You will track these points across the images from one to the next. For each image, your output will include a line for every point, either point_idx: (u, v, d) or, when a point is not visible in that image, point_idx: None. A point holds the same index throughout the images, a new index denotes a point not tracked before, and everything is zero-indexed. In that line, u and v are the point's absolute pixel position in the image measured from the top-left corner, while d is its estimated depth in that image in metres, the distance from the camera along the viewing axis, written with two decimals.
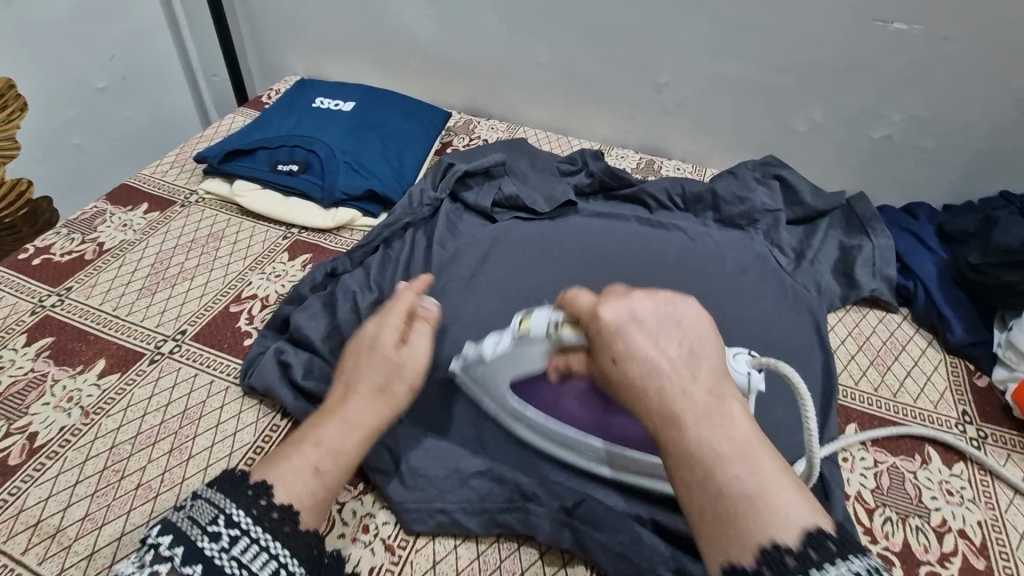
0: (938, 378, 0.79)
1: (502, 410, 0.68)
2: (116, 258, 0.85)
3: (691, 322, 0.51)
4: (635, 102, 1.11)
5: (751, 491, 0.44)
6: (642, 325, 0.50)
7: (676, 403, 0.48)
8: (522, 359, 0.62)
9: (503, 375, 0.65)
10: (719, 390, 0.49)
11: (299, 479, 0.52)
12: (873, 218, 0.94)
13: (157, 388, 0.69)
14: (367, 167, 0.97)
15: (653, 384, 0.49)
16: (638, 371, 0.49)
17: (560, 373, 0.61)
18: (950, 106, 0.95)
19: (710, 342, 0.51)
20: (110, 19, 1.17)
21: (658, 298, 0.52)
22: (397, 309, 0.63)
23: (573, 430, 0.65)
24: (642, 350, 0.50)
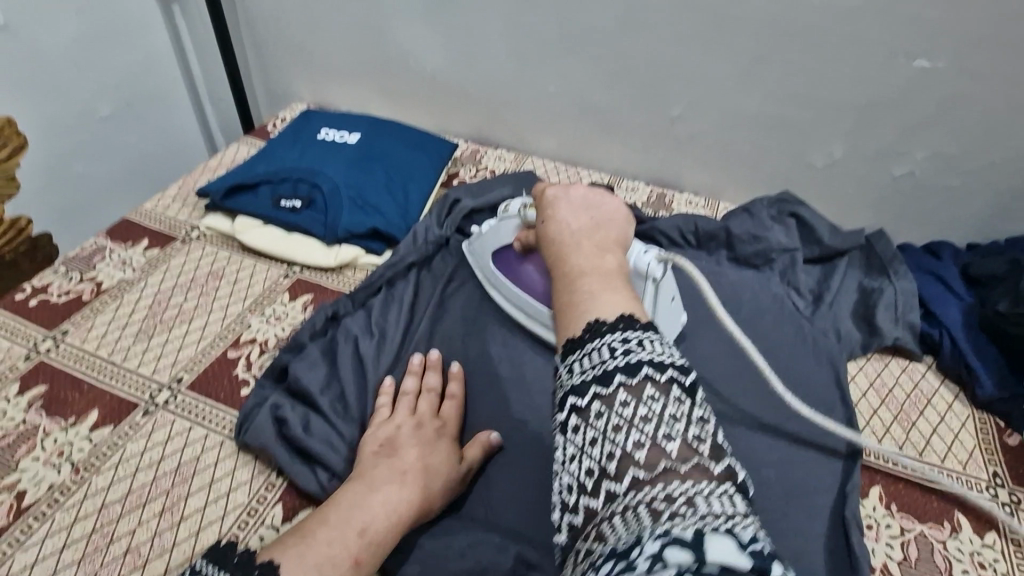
0: (966, 435, 0.75)
1: (486, 280, 0.83)
2: (113, 298, 0.83)
3: (607, 210, 0.65)
4: (647, 134, 1.08)
5: (596, 289, 0.52)
6: (567, 203, 0.65)
7: (568, 239, 0.60)
8: (500, 232, 0.80)
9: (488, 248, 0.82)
10: (605, 243, 0.60)
11: (338, 570, 0.50)
12: (894, 259, 0.90)
13: (150, 442, 0.67)
14: (372, 203, 0.95)
15: (559, 231, 0.62)
16: (554, 229, 0.63)
17: (522, 244, 0.76)
18: (976, 144, 0.91)
19: (619, 226, 0.64)
20: (116, 48, 1.17)
21: (591, 192, 0.67)
22: (452, 427, 0.68)
23: (527, 296, 0.77)
24: (561, 214, 0.64)
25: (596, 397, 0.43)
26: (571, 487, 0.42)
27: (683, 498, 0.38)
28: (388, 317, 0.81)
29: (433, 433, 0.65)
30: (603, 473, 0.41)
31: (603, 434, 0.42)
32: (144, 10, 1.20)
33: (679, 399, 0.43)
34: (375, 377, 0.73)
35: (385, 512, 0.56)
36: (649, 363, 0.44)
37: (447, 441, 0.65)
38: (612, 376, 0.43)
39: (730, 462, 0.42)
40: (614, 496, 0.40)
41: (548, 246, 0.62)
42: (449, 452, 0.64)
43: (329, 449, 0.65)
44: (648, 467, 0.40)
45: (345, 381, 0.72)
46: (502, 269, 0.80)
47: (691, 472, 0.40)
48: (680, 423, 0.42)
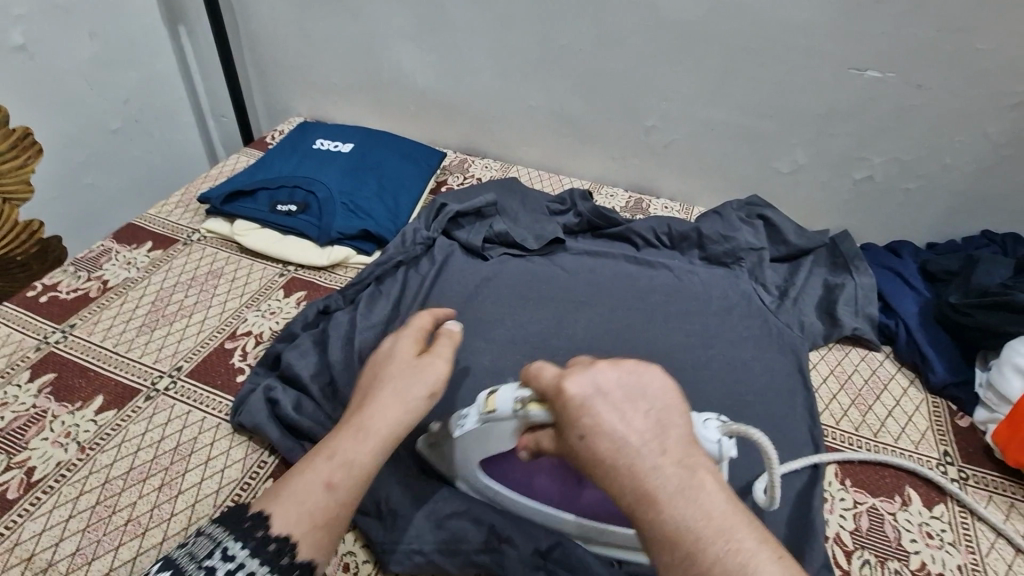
0: (919, 418, 0.80)
1: (475, 490, 0.67)
2: (118, 295, 0.88)
3: (656, 393, 0.50)
4: (625, 143, 1.15)
5: (741, 571, 0.41)
6: (608, 396, 0.49)
7: (649, 478, 0.45)
8: (494, 439, 0.61)
9: (474, 453, 0.64)
10: (689, 461, 0.46)
11: (311, 496, 0.54)
12: (856, 256, 0.96)
13: (150, 424, 0.72)
14: (363, 207, 1.01)
15: (625, 458, 0.46)
16: (615, 455, 0.47)
17: (530, 452, 0.59)
18: (928, 149, 0.97)
19: (680, 415, 0.50)
20: (125, 67, 1.24)
21: (623, 367, 0.51)
22: (417, 327, 0.66)
23: (542, 505, 0.65)
24: (610, 423, 0.48)
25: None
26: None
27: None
28: (377, 310, 0.86)
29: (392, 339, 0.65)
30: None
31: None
32: (151, 31, 1.28)
33: None
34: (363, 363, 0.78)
35: (349, 436, 0.57)
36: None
37: (406, 343, 0.64)
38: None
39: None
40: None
41: (611, 480, 0.47)
42: (401, 350, 0.63)
43: (318, 427, 0.70)
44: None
45: (334, 366, 0.77)
46: (497, 472, 0.66)
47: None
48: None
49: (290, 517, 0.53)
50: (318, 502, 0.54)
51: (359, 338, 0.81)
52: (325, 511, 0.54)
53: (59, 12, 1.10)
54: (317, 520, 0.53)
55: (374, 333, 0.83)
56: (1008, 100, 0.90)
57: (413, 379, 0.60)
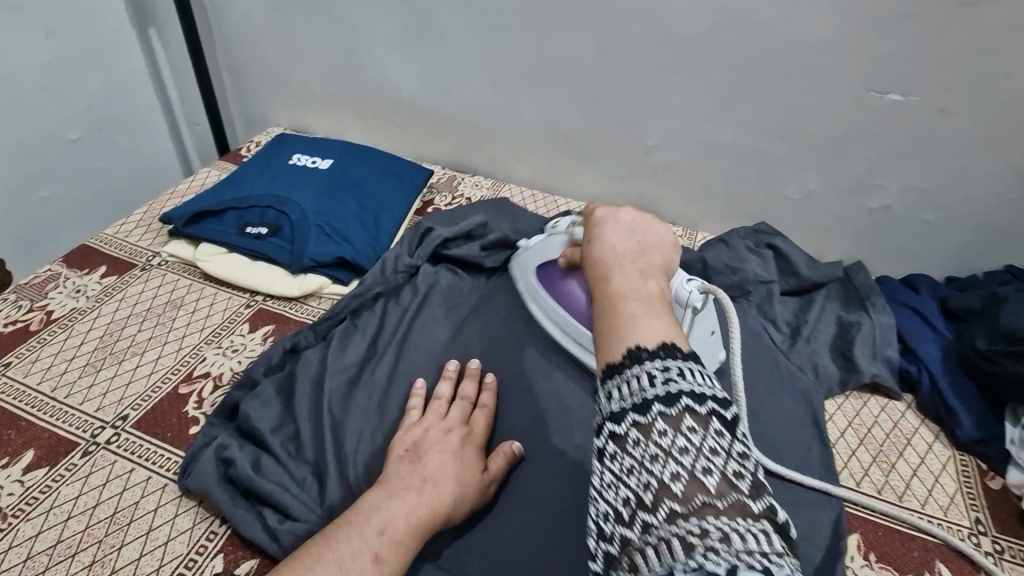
0: (947, 479, 0.72)
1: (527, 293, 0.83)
2: (63, 328, 0.80)
3: (655, 233, 0.57)
4: (625, 163, 1.07)
5: (639, 315, 0.46)
6: (619, 223, 0.59)
7: (610, 260, 0.53)
8: (547, 245, 0.81)
9: (534, 261, 0.83)
10: (651, 267, 0.53)
11: (357, 564, 0.51)
12: (872, 291, 0.89)
13: (85, 486, 0.63)
14: (341, 231, 0.92)
15: (602, 249, 0.55)
16: (597, 247, 0.56)
17: (566, 263, 0.76)
18: (950, 179, 0.91)
19: (668, 254, 0.56)
20: (89, 70, 1.15)
21: (641, 215, 0.60)
22: (479, 432, 0.66)
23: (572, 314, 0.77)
24: (607, 234, 0.57)
25: (634, 426, 0.40)
26: (608, 513, 0.40)
27: (719, 533, 0.35)
28: (350, 348, 0.78)
29: (458, 439, 0.64)
30: (639, 505, 0.38)
31: (639, 464, 0.39)
32: (118, 34, 1.19)
33: (721, 434, 0.39)
34: (332, 414, 0.70)
35: (404, 511, 0.55)
36: (690, 394, 0.40)
37: (472, 451, 0.63)
38: (651, 406, 0.40)
39: (769, 499, 0.38)
40: (648, 527, 0.37)
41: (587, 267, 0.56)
42: (469, 462, 0.62)
43: (276, 491, 0.62)
44: (685, 501, 0.37)
45: (299, 419, 0.69)
46: (544, 280, 0.81)
47: (730, 508, 0.36)
48: (720, 459, 0.38)
49: None
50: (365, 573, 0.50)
51: (329, 384, 0.73)
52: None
53: (11, 11, 1.01)
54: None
55: (347, 377, 0.75)
56: None
57: (476, 497, 0.61)
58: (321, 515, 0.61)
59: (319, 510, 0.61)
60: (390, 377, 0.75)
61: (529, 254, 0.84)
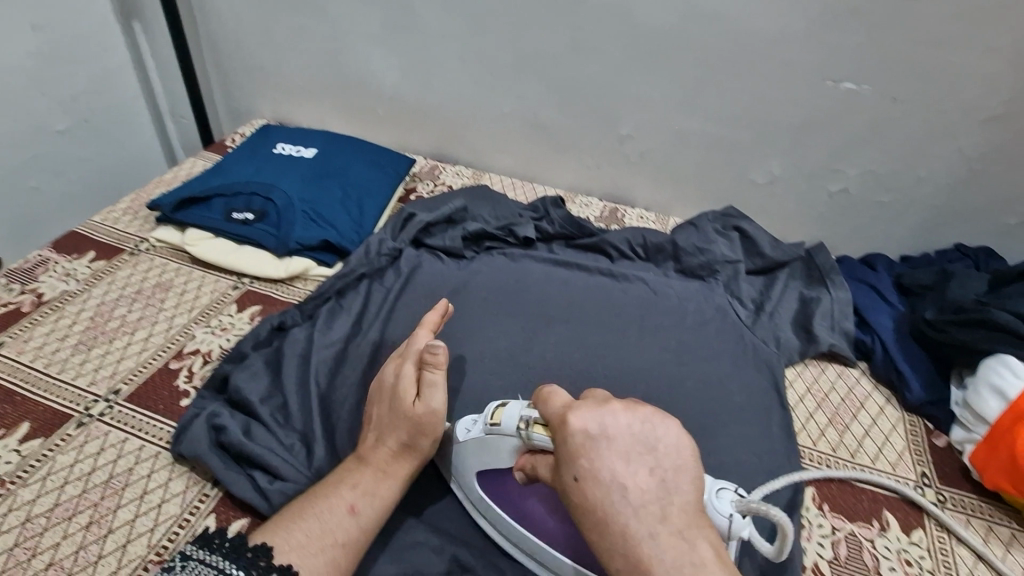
0: (896, 438, 0.78)
1: (468, 502, 0.63)
2: (53, 310, 0.82)
3: (665, 450, 0.47)
4: (600, 152, 1.12)
5: None
6: (615, 443, 0.47)
7: (645, 541, 0.44)
8: (495, 453, 0.58)
9: (474, 465, 0.61)
10: (689, 524, 0.45)
11: (334, 516, 0.55)
12: (831, 269, 0.94)
13: (80, 454, 0.66)
14: (325, 217, 0.95)
15: (620, 519, 0.45)
16: (614, 514, 0.45)
17: (525, 476, 0.56)
18: (902, 162, 0.97)
19: (693, 488, 0.47)
20: (74, 63, 1.17)
21: (633, 414, 0.48)
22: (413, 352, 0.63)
23: (540, 541, 0.58)
24: (611, 473, 0.46)
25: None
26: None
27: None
28: (335, 324, 0.81)
29: (394, 371, 0.63)
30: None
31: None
32: (103, 27, 1.21)
33: None
34: (319, 385, 0.73)
35: (371, 474, 0.59)
36: None
37: (404, 380, 0.61)
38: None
39: None
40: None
41: (607, 540, 0.45)
42: (402, 394, 0.61)
43: (266, 453, 0.65)
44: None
45: (287, 390, 0.72)
46: (494, 490, 0.61)
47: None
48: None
49: (312, 533, 0.53)
50: (342, 525, 0.55)
51: (315, 359, 0.76)
52: (347, 535, 0.54)
53: None
54: (336, 541, 0.54)
55: (332, 351, 0.78)
56: (980, 114, 0.90)
57: (417, 430, 0.60)
58: (309, 476, 0.64)
59: (307, 471, 0.65)
60: (373, 350, 0.78)
61: (464, 450, 0.61)
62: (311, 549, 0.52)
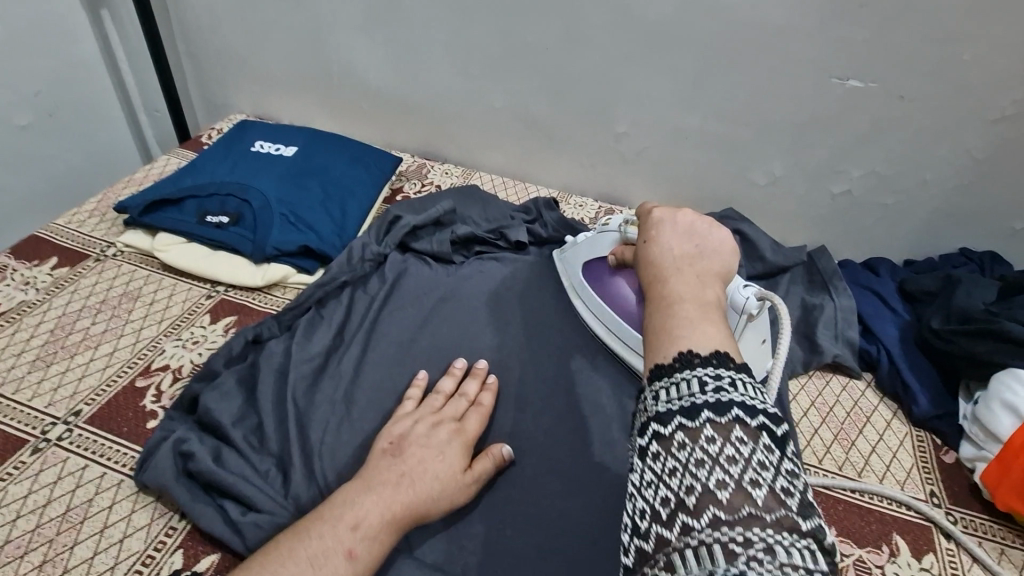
0: (904, 455, 0.75)
1: (571, 288, 0.84)
2: (10, 322, 0.76)
3: (715, 239, 0.56)
4: (595, 149, 1.07)
5: (694, 319, 0.46)
6: (677, 224, 0.58)
7: (668, 265, 0.54)
8: (597, 242, 0.80)
9: (581, 257, 0.83)
10: (708, 273, 0.53)
11: (328, 560, 0.50)
12: (834, 275, 0.91)
13: (35, 484, 0.61)
14: (306, 219, 0.90)
15: (657, 252, 0.56)
16: (655, 252, 0.56)
17: (618, 261, 0.74)
18: (909, 164, 0.93)
19: (727, 264, 0.55)
20: (37, 53, 1.10)
21: (702, 218, 0.59)
22: (471, 430, 0.65)
23: (620, 315, 0.76)
24: (665, 236, 0.57)
25: (680, 428, 0.39)
26: (645, 509, 0.39)
27: (763, 545, 0.34)
28: (315, 337, 0.76)
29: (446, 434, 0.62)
30: (680, 505, 0.37)
31: (684, 467, 0.38)
32: (68, 14, 1.14)
33: (769, 448, 0.38)
34: (297, 405, 0.69)
35: (380, 506, 0.54)
36: (740, 406, 0.39)
37: (458, 448, 0.62)
38: (699, 411, 0.39)
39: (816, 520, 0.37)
40: (689, 530, 0.36)
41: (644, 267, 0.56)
42: (454, 460, 0.61)
43: (238, 483, 0.60)
44: (731, 508, 0.36)
45: (262, 411, 0.67)
46: (592, 278, 0.81)
47: (777, 521, 0.35)
48: (768, 473, 0.37)
49: None
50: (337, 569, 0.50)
51: (292, 376, 0.71)
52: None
53: None
54: None
55: (312, 366, 0.73)
56: (991, 114, 0.86)
57: (456, 491, 0.59)
58: (286, 507, 0.59)
59: (284, 501, 0.60)
60: (355, 366, 0.74)
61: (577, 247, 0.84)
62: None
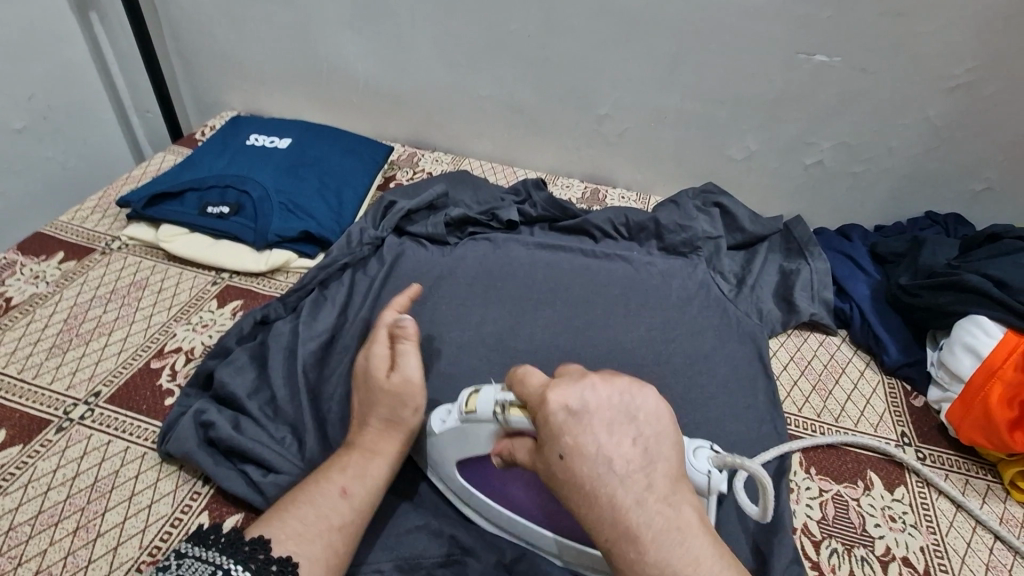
0: (877, 401, 0.80)
1: (448, 487, 0.64)
2: (24, 314, 0.79)
3: (648, 418, 0.47)
4: (579, 132, 1.11)
5: None
6: (598, 420, 0.46)
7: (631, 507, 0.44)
8: (469, 441, 0.58)
9: (451, 454, 0.60)
10: (671, 486, 0.46)
11: (327, 501, 0.55)
12: (809, 241, 0.96)
13: (63, 459, 0.64)
14: (304, 207, 0.94)
15: (603, 482, 0.45)
16: (594, 477, 0.45)
17: (503, 461, 0.54)
18: (875, 134, 0.99)
19: (671, 444, 0.48)
20: (29, 56, 1.12)
21: (617, 386, 0.48)
22: (377, 335, 0.65)
23: (521, 516, 0.60)
24: (600, 445, 0.45)
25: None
26: None
27: None
28: (320, 315, 0.80)
29: (365, 356, 0.65)
30: None
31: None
32: (58, 19, 1.16)
33: None
34: (307, 376, 0.72)
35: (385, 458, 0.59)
36: None
37: (376, 359, 0.63)
38: None
39: None
40: None
41: (596, 508, 0.45)
42: (375, 369, 0.62)
43: (256, 446, 0.64)
44: None
45: (275, 383, 0.71)
46: (473, 476, 0.62)
47: None
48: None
49: (309, 520, 0.53)
50: (337, 509, 0.54)
51: (301, 351, 0.75)
52: (343, 518, 0.54)
53: None
54: (332, 524, 0.53)
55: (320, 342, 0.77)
56: (947, 83, 0.92)
57: (397, 402, 0.60)
58: (303, 467, 0.63)
59: (300, 462, 0.64)
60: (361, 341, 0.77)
61: (441, 438, 0.60)
62: (307, 536, 0.52)
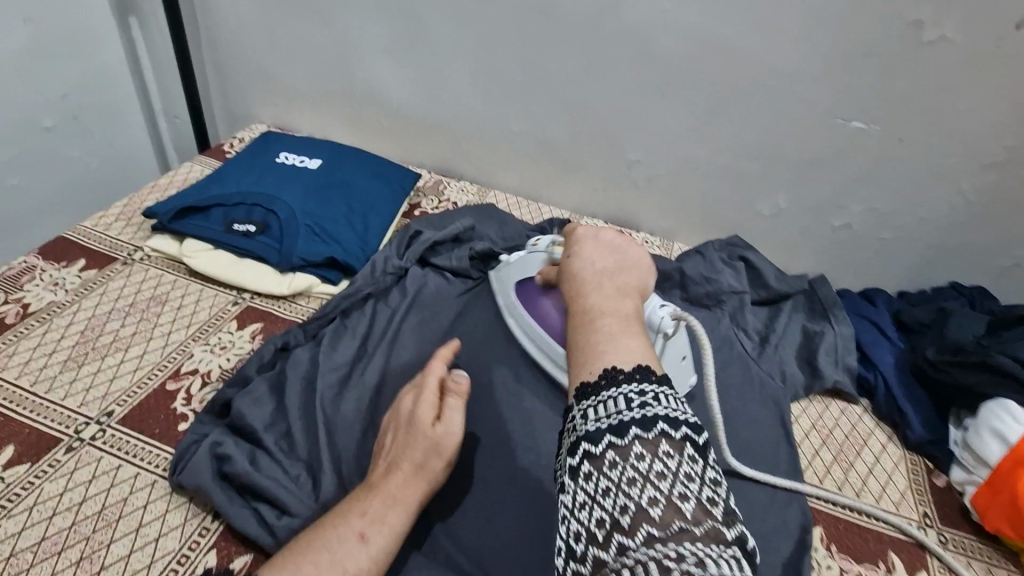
0: (898, 476, 0.79)
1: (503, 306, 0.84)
2: (41, 322, 0.78)
3: (633, 256, 0.61)
4: (608, 174, 1.11)
5: (615, 336, 0.49)
6: (597, 244, 0.62)
7: (591, 282, 0.57)
8: (528, 263, 0.82)
9: (513, 278, 0.84)
10: (627, 286, 0.57)
11: (345, 545, 0.52)
12: (834, 303, 0.95)
13: (70, 482, 0.62)
14: (330, 231, 0.93)
15: (581, 269, 0.60)
16: (577, 266, 0.60)
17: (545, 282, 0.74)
18: (905, 202, 0.99)
19: (645, 274, 0.60)
20: (65, 56, 1.12)
21: (622, 237, 0.64)
22: (429, 382, 0.64)
23: (546, 332, 0.77)
24: (587, 253, 0.62)
25: (611, 448, 0.41)
26: (579, 533, 0.40)
27: (694, 558, 0.36)
28: (340, 346, 0.79)
29: (409, 402, 0.64)
30: (615, 525, 0.39)
31: (616, 485, 0.40)
32: (98, 21, 1.16)
33: (694, 460, 0.41)
34: (325, 411, 0.71)
35: (405, 509, 0.57)
36: (666, 419, 0.42)
37: (424, 405, 0.62)
38: (628, 429, 0.42)
39: (741, 526, 0.40)
40: (625, 549, 0.38)
41: (568, 281, 0.59)
42: (421, 416, 0.62)
43: (272, 485, 0.62)
44: (662, 524, 0.38)
45: (291, 416, 0.69)
46: (524, 298, 0.82)
47: (706, 535, 0.37)
48: (694, 484, 0.40)
49: (323, 565, 0.50)
50: (354, 554, 0.52)
51: (321, 384, 0.73)
52: (359, 565, 0.51)
53: None
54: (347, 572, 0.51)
55: (339, 374, 0.76)
56: (982, 160, 0.92)
57: (434, 450, 0.60)
58: (317, 509, 0.62)
59: (313, 504, 0.62)
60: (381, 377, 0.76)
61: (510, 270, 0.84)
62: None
